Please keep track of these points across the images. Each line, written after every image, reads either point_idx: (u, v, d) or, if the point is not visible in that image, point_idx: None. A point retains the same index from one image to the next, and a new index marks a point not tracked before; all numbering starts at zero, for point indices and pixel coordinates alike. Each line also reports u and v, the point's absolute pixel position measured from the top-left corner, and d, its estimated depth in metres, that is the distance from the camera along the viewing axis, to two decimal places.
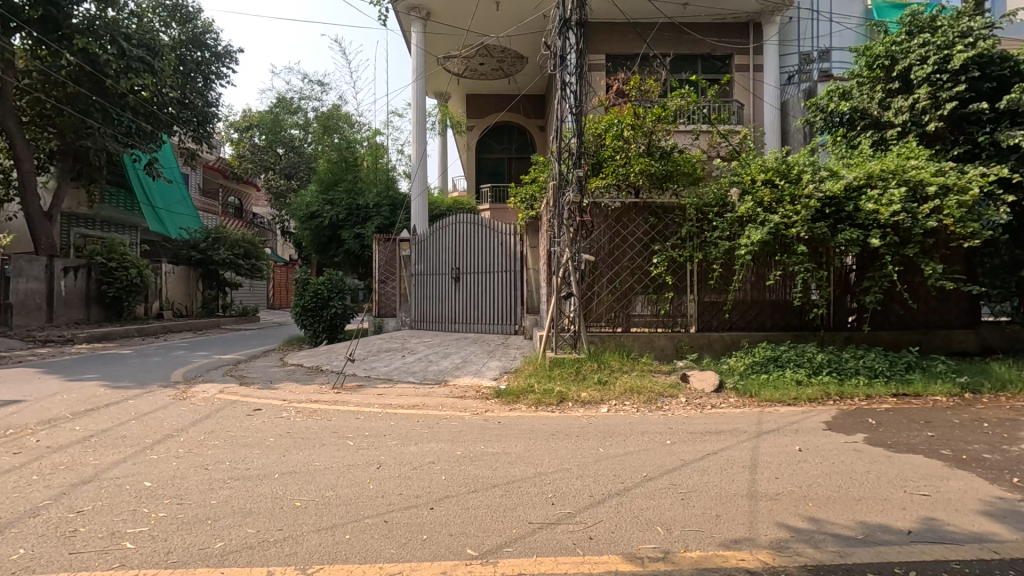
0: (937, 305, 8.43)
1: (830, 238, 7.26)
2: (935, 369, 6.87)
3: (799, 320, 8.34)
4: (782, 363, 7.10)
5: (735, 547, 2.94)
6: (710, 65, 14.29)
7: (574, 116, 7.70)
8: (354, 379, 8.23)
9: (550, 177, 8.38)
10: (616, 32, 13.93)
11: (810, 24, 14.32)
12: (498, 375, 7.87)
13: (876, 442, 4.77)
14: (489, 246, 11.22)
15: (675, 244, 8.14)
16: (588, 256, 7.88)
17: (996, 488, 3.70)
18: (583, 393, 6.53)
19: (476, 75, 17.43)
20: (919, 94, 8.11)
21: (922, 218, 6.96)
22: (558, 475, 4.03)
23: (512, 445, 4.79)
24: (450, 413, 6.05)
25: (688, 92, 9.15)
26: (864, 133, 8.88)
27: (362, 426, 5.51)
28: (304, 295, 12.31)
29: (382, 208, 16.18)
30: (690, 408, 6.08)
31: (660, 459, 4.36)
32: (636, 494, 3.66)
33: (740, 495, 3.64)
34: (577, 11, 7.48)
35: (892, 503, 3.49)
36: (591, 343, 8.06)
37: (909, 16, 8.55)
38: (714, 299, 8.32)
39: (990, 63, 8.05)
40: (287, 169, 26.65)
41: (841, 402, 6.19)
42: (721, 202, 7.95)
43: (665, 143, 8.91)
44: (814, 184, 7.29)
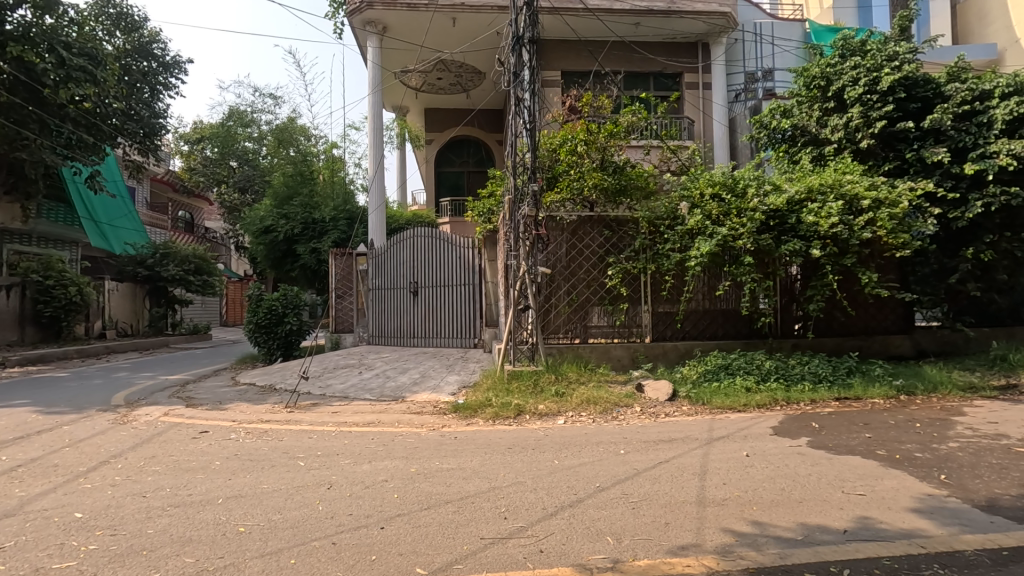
0: (875, 312, 8.86)
1: (775, 249, 7.56)
2: (873, 373, 7.23)
3: (748, 328, 8.62)
4: (733, 371, 7.32)
5: (683, 553, 3.00)
6: (661, 83, 14.73)
7: (529, 131, 7.78)
8: (308, 397, 8.01)
9: (506, 191, 8.46)
10: (570, 50, 14.27)
11: (754, 46, 14.97)
12: (457, 390, 7.79)
13: (818, 445, 4.97)
14: (447, 260, 11.20)
15: (629, 256, 8.32)
16: (544, 269, 7.97)
17: (926, 485, 3.91)
18: (541, 406, 6.56)
19: (434, 90, 17.48)
20: (852, 113, 8.59)
21: (858, 230, 7.33)
22: (513, 488, 4.03)
23: (467, 460, 4.76)
24: (406, 429, 5.98)
25: (639, 108, 9.39)
26: (805, 149, 9.37)
27: (315, 445, 5.38)
28: (257, 311, 11.99)
29: (339, 222, 15.91)
30: (645, 418, 6.18)
31: (614, 469, 4.42)
32: (589, 505, 3.70)
33: (689, 501, 3.73)
34: (529, 29, 7.64)
35: (831, 503, 3.64)
36: (549, 355, 8.12)
37: (841, 40, 9.10)
38: (667, 309, 8.54)
39: (915, 85, 8.62)
40: (241, 183, 25.96)
41: (787, 408, 6.42)
42: (672, 215, 8.18)
43: (618, 159, 9.08)
44: (759, 198, 7.62)
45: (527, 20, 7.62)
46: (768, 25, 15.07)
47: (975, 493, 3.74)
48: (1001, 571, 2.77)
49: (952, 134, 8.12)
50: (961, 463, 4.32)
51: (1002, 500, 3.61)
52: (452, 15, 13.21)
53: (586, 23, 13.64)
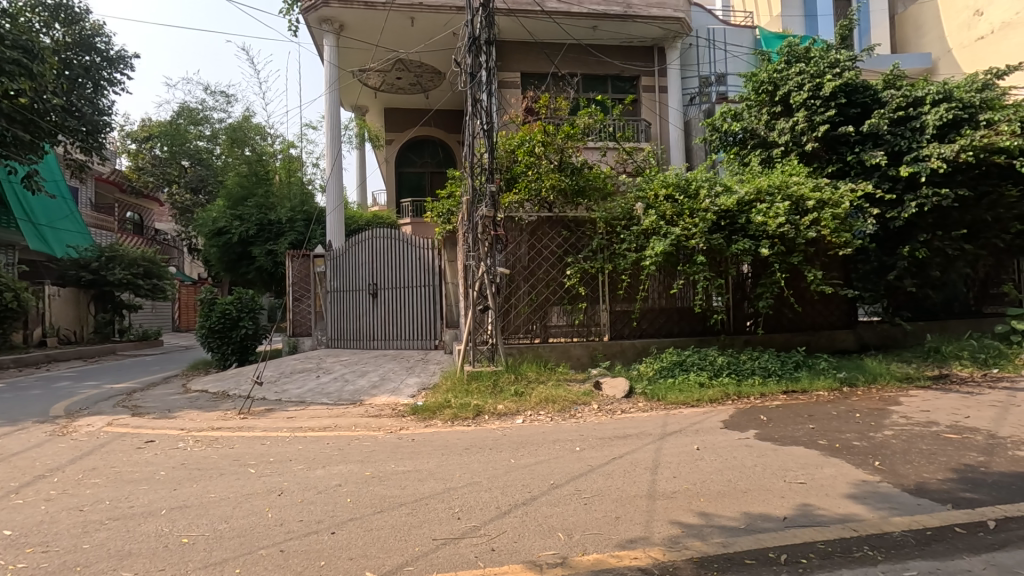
0: (821, 308, 9.23)
1: (725, 248, 7.81)
2: (818, 366, 7.55)
3: (702, 326, 8.86)
4: (687, 367, 7.52)
5: (630, 547, 3.07)
6: (618, 86, 15.03)
7: (486, 133, 7.78)
8: (263, 403, 7.80)
9: (464, 192, 8.43)
10: (529, 52, 14.38)
11: (707, 51, 15.35)
12: (416, 392, 7.72)
13: (765, 437, 5.15)
14: (407, 261, 11.12)
15: (587, 256, 8.44)
16: (504, 269, 7.98)
17: (861, 472, 4.11)
18: (500, 405, 6.59)
19: (394, 89, 17.28)
20: (798, 117, 8.96)
21: (804, 229, 7.64)
22: (467, 488, 4.04)
23: (423, 462, 4.74)
24: (363, 433, 5.90)
25: (595, 110, 9.46)
26: (754, 152, 9.71)
27: (267, 451, 5.25)
28: (210, 315, 11.60)
29: (297, 223, 15.54)
30: (602, 415, 6.29)
31: (569, 466, 4.47)
32: (542, 502, 3.73)
33: (640, 495, 3.81)
34: (486, 30, 7.65)
35: (773, 492, 3.79)
36: (510, 356, 8.13)
37: (787, 47, 9.47)
38: (625, 308, 8.69)
39: (855, 91, 9.03)
40: (193, 183, 25.07)
41: (738, 402, 6.64)
42: (628, 216, 8.36)
43: (575, 160, 9.08)
44: (710, 199, 7.84)
45: (483, 21, 7.62)
46: (720, 30, 15.47)
47: (906, 478, 3.95)
48: (924, 550, 2.94)
49: (889, 138, 8.55)
50: (895, 450, 4.56)
51: (930, 484, 3.83)
52: (410, 14, 13.11)
53: (544, 26, 13.76)
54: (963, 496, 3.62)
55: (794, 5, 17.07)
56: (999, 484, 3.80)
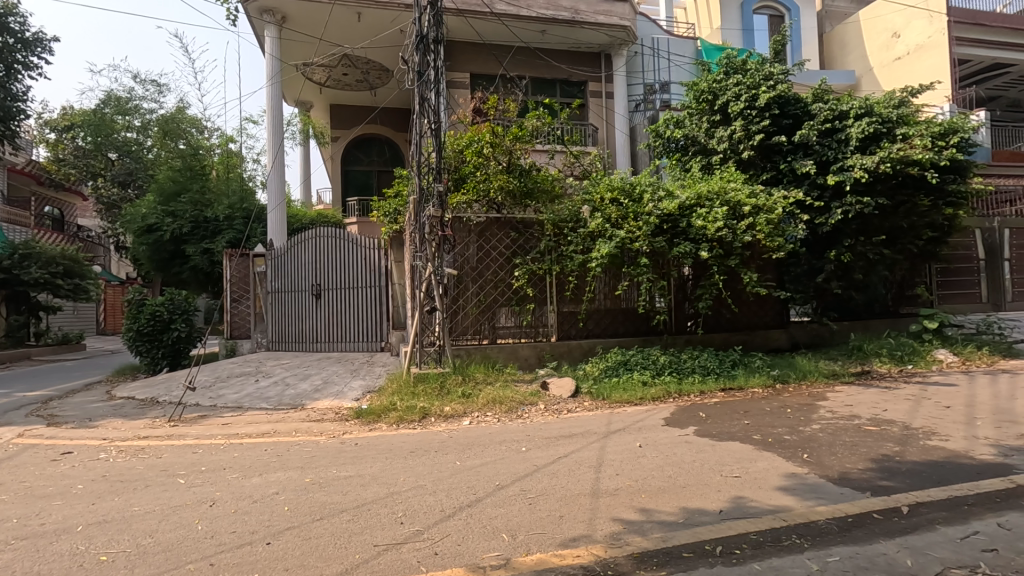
0: (756, 308, 9.67)
1: (668, 251, 8.05)
2: (754, 364, 7.91)
3: (646, 326, 9.09)
4: (631, 366, 7.70)
5: (573, 545, 3.10)
6: (567, 90, 15.27)
7: (434, 132, 7.67)
8: (196, 409, 7.39)
9: (411, 192, 8.29)
10: (478, 52, 14.36)
11: (651, 60, 15.80)
12: (361, 395, 7.54)
13: (704, 432, 5.34)
14: (352, 262, 10.89)
15: (535, 258, 8.50)
16: (451, 270, 7.92)
17: (791, 464, 4.33)
18: (447, 407, 6.52)
19: (339, 85, 16.85)
20: (736, 126, 9.37)
21: (740, 233, 7.98)
22: (412, 492, 3.97)
23: (366, 466, 4.62)
24: (304, 438, 5.71)
25: (543, 113, 9.46)
26: (695, 158, 10.08)
27: (200, 460, 4.98)
28: (138, 318, 10.90)
29: (235, 220, 14.87)
30: (549, 415, 6.34)
31: (515, 467, 4.48)
32: (486, 504, 3.72)
33: (584, 494, 3.86)
34: (434, 29, 7.56)
35: (710, 486, 3.92)
36: (457, 357, 8.08)
37: (726, 58, 9.90)
38: (572, 309, 8.81)
39: (788, 103, 9.51)
40: (120, 177, 23.57)
41: (678, 400, 6.86)
42: (575, 218, 8.47)
43: (523, 162, 9.07)
44: (653, 203, 8.06)
45: (432, 20, 7.53)
46: (664, 40, 15.91)
47: (831, 469, 4.19)
48: (846, 536, 3.12)
49: (818, 148, 9.07)
50: (821, 443, 4.82)
51: (852, 474, 4.07)
52: (357, 10, 12.83)
53: (493, 27, 13.79)
54: (881, 484, 3.87)
55: (733, 18, 17.79)
56: (911, 471, 4.09)
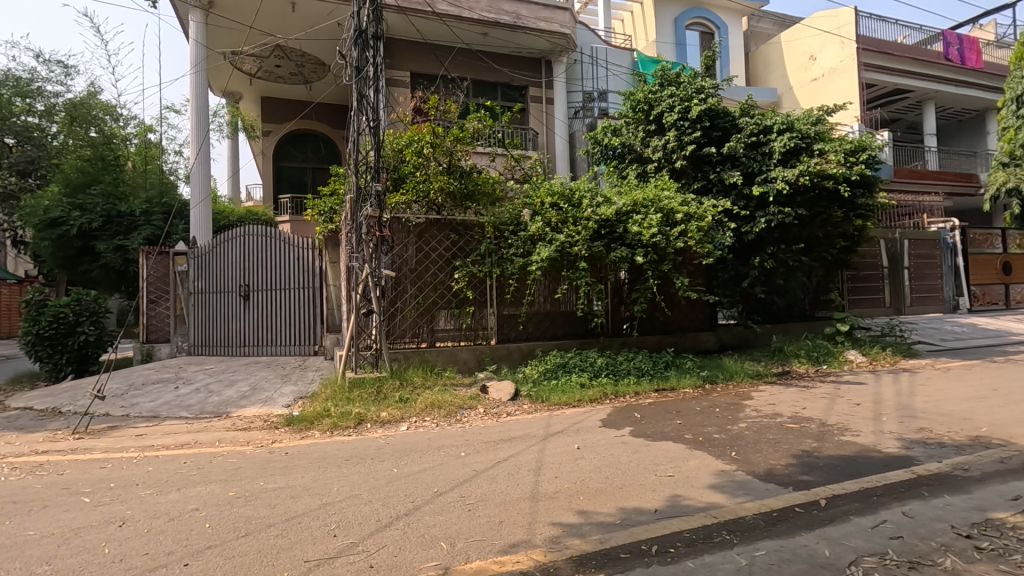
0: (687, 311, 10.06)
1: (605, 256, 8.22)
2: (685, 365, 8.22)
3: (584, 328, 9.24)
4: (570, 368, 7.81)
5: (513, 551, 3.08)
6: (508, 94, 15.37)
7: (372, 130, 7.45)
8: (105, 420, 6.78)
9: (347, 190, 8.03)
10: (419, 51, 14.16)
11: (590, 68, 16.14)
12: (292, 401, 7.20)
13: (639, 433, 5.48)
14: (285, 261, 10.44)
15: (475, 260, 8.47)
16: (389, 272, 7.73)
17: (721, 462, 4.51)
18: (383, 413, 6.34)
19: (271, 77, 16.11)
20: (670, 136, 9.74)
21: (673, 239, 8.27)
22: (346, 502, 3.82)
23: (297, 477, 4.40)
24: (229, 448, 5.38)
25: (484, 116, 9.38)
26: (631, 166, 10.40)
27: (109, 476, 4.57)
28: (38, 320, 9.91)
29: (153, 216, 13.86)
30: (488, 418, 6.30)
31: (454, 472, 4.41)
32: (424, 512, 3.63)
33: (524, 498, 3.85)
34: (373, 24, 7.38)
35: (646, 486, 4.02)
36: (395, 361, 7.91)
37: (660, 71, 10.27)
38: (512, 311, 8.83)
39: (717, 116, 9.97)
40: (19, 164, 21.47)
41: (615, 401, 7.01)
42: (516, 221, 8.49)
43: (464, 163, 8.96)
44: (592, 208, 8.22)
45: (371, 15, 7.33)
46: (602, 50, 16.27)
47: (757, 466, 4.40)
48: (772, 531, 3.27)
49: (744, 160, 9.57)
50: (748, 440, 5.06)
51: (776, 469, 4.30)
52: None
53: (434, 27, 13.63)
54: (802, 478, 4.11)
55: (666, 32, 18.47)
56: (828, 466, 4.37)
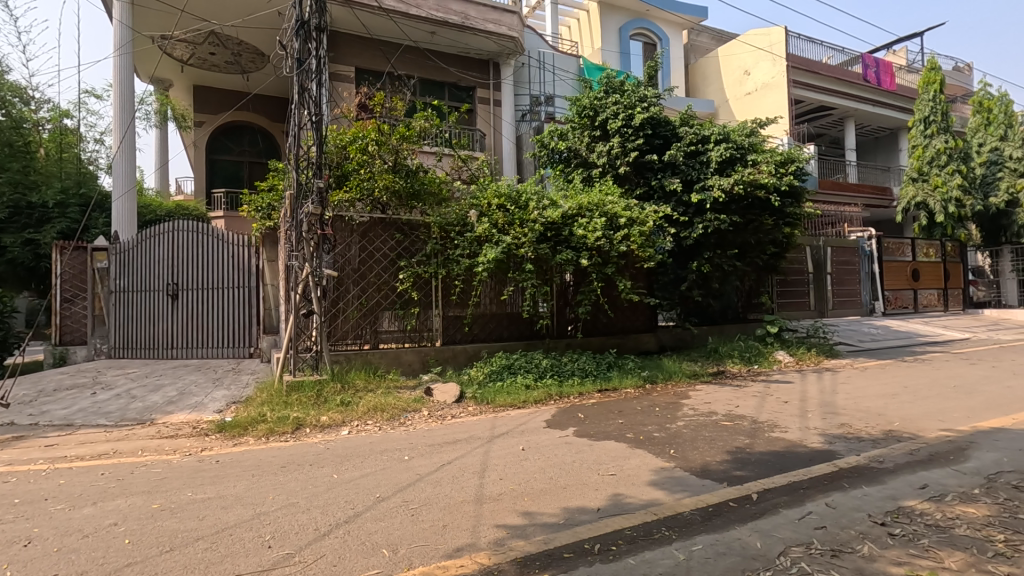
0: (629, 313, 10.33)
1: (551, 258, 8.31)
2: (627, 366, 8.43)
3: (530, 330, 9.31)
4: (515, 370, 7.83)
5: (457, 555, 3.04)
6: (455, 94, 15.30)
7: (315, 124, 7.19)
8: (9, 430, 6.18)
9: (287, 186, 7.71)
10: (364, 47, 13.85)
11: (537, 72, 16.28)
12: (224, 407, 6.85)
13: (582, 433, 5.56)
14: (218, 259, 9.96)
15: (420, 261, 8.37)
16: (331, 271, 7.49)
17: (660, 460, 4.64)
18: (323, 417, 6.13)
19: (205, 65, 15.26)
20: (614, 142, 9.99)
21: (617, 243, 8.47)
22: (282, 511, 3.66)
23: (228, 486, 4.18)
24: (152, 457, 5.03)
25: (432, 115, 9.26)
26: (577, 170, 10.59)
27: (13, 491, 4.17)
28: None
29: (69, 208, 12.91)
30: (433, 421, 6.22)
31: (397, 477, 4.32)
32: (366, 518, 3.53)
33: (468, 500, 3.82)
34: (316, 16, 7.15)
35: (589, 486, 4.08)
36: (336, 364, 7.69)
37: (606, 78, 10.50)
38: (457, 313, 8.77)
39: (658, 125, 10.29)
40: None
41: (559, 401, 7.10)
42: (462, 222, 8.43)
43: (410, 162, 8.83)
44: (538, 211, 8.29)
45: (313, 6, 7.09)
46: (549, 55, 16.44)
47: (694, 462, 4.56)
48: (707, 525, 3.40)
49: (684, 168, 9.93)
50: (685, 438, 5.25)
51: (711, 466, 4.48)
52: None
53: (380, 22, 13.36)
54: (735, 474, 4.29)
55: (611, 41, 18.90)
56: (759, 461, 4.59)
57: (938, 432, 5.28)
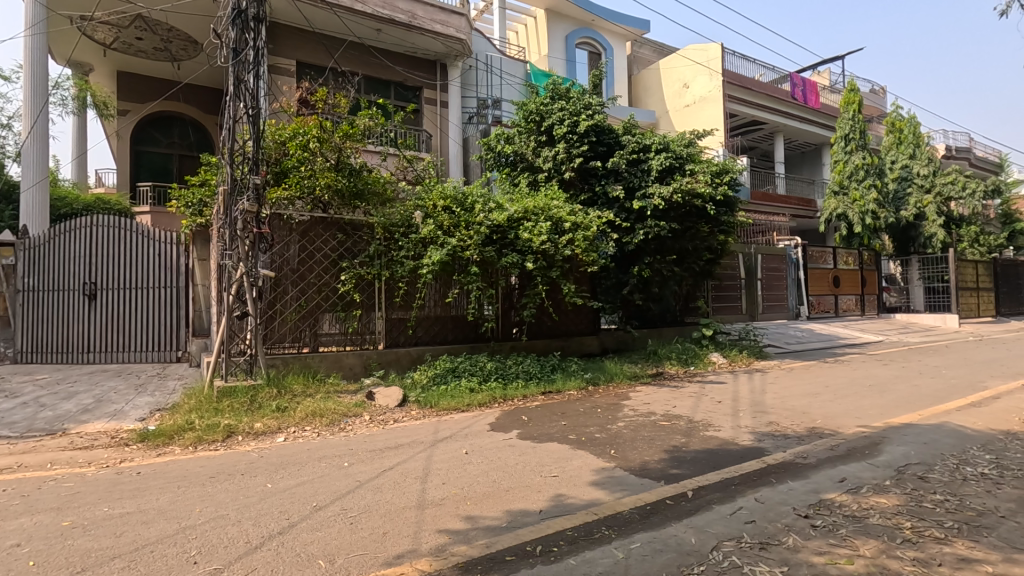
0: (572, 317, 10.51)
1: (497, 261, 8.33)
2: (570, 368, 8.58)
3: (474, 333, 9.29)
4: (459, 373, 7.78)
5: (397, 562, 2.98)
6: (401, 94, 15.14)
7: (252, 118, 6.89)
8: None
9: (220, 180, 7.33)
10: (306, 40, 13.43)
11: (485, 75, 16.30)
12: (147, 414, 6.41)
13: (526, 435, 5.58)
14: (143, 257, 9.35)
15: (363, 261, 8.19)
16: (268, 271, 7.20)
17: (601, 460, 4.73)
18: (257, 424, 5.85)
19: (130, 50, 14.31)
20: (560, 148, 10.16)
21: (561, 247, 8.59)
22: (210, 525, 3.46)
23: (150, 499, 3.91)
24: (63, 471, 4.64)
25: (377, 113, 9.06)
26: (523, 174, 10.70)
27: None
28: None
29: None
30: (374, 426, 6.07)
31: (335, 484, 4.19)
32: (301, 528, 3.40)
33: (409, 506, 3.75)
34: (255, 4, 6.88)
35: (532, 487, 4.10)
36: (272, 368, 7.39)
37: (553, 85, 10.65)
38: (401, 315, 8.63)
39: (603, 132, 10.54)
40: None
41: (503, 404, 7.11)
42: (407, 223, 8.30)
43: (354, 161, 8.63)
44: (484, 213, 8.26)
45: None
46: (497, 58, 16.48)
47: (633, 462, 4.68)
48: (645, 523, 3.49)
49: (626, 176, 10.22)
50: (625, 438, 5.38)
51: (649, 464, 4.61)
52: None
53: (323, 16, 12.98)
54: (672, 472, 4.44)
55: (558, 48, 19.18)
56: (694, 459, 4.77)
57: (855, 428, 5.66)
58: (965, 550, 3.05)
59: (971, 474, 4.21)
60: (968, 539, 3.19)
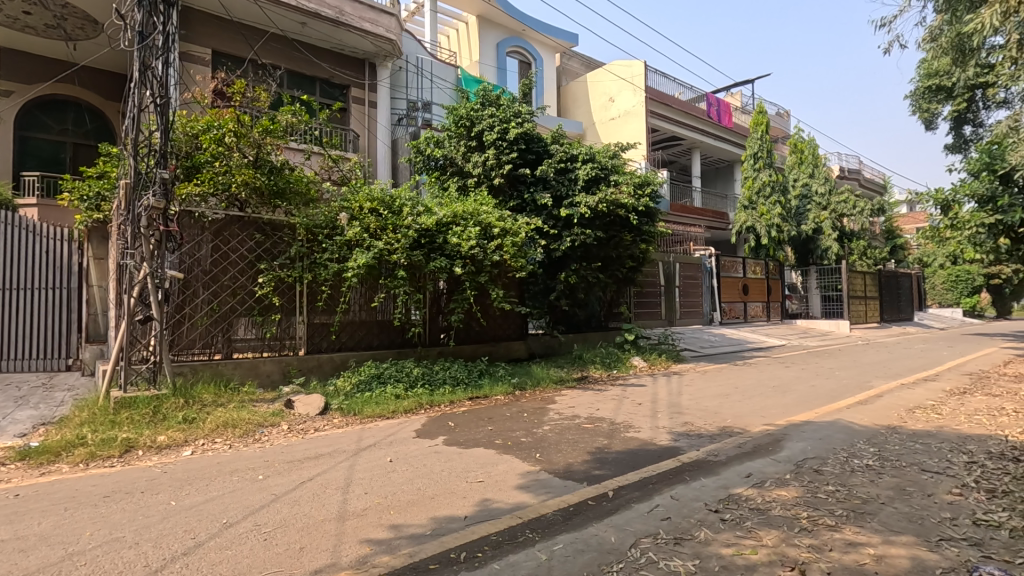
0: (500, 322, 10.56)
1: (424, 265, 8.23)
2: (497, 373, 8.62)
3: (401, 338, 9.10)
4: (385, 379, 7.60)
5: None
6: (327, 91, 14.63)
7: (158, 108, 6.38)
8: None
9: (122, 174, 6.74)
10: (222, 29, 12.75)
11: (415, 77, 16.09)
12: (29, 430, 5.76)
13: (452, 442, 5.54)
14: (26, 253, 8.42)
15: (283, 264, 7.82)
16: (176, 273, 6.70)
17: (526, 464, 4.78)
18: (161, 437, 5.43)
19: (15, 25, 12.86)
20: (490, 153, 10.19)
21: (490, 252, 8.62)
22: (102, 549, 3.16)
23: (29, 525, 3.51)
24: None
25: (301, 110, 8.69)
26: (452, 178, 10.68)
27: None
28: None
29: None
30: (292, 436, 5.79)
31: (248, 499, 3.95)
32: (208, 548, 3.18)
33: (328, 519, 3.61)
34: None
35: (457, 494, 4.07)
36: (179, 376, 6.88)
37: (483, 90, 10.68)
38: (324, 320, 8.33)
39: (533, 140, 10.68)
40: None
41: (430, 410, 7.02)
42: (331, 224, 8.01)
43: (275, 158, 8.23)
44: (412, 217, 8.14)
45: None
46: (427, 61, 16.30)
47: (558, 464, 4.76)
48: (568, 524, 3.57)
49: (554, 184, 10.44)
50: (550, 441, 5.47)
51: (573, 466, 4.72)
52: None
53: (243, 5, 12.32)
54: (594, 473, 4.56)
55: (488, 55, 19.30)
56: (616, 460, 4.92)
57: (761, 426, 6.09)
58: (852, 535, 3.35)
59: (858, 465, 4.64)
60: (854, 525, 3.51)
